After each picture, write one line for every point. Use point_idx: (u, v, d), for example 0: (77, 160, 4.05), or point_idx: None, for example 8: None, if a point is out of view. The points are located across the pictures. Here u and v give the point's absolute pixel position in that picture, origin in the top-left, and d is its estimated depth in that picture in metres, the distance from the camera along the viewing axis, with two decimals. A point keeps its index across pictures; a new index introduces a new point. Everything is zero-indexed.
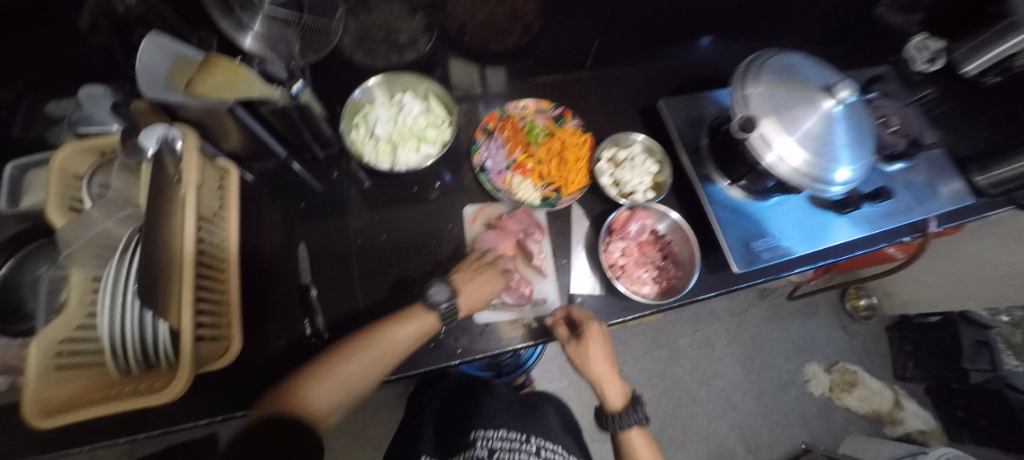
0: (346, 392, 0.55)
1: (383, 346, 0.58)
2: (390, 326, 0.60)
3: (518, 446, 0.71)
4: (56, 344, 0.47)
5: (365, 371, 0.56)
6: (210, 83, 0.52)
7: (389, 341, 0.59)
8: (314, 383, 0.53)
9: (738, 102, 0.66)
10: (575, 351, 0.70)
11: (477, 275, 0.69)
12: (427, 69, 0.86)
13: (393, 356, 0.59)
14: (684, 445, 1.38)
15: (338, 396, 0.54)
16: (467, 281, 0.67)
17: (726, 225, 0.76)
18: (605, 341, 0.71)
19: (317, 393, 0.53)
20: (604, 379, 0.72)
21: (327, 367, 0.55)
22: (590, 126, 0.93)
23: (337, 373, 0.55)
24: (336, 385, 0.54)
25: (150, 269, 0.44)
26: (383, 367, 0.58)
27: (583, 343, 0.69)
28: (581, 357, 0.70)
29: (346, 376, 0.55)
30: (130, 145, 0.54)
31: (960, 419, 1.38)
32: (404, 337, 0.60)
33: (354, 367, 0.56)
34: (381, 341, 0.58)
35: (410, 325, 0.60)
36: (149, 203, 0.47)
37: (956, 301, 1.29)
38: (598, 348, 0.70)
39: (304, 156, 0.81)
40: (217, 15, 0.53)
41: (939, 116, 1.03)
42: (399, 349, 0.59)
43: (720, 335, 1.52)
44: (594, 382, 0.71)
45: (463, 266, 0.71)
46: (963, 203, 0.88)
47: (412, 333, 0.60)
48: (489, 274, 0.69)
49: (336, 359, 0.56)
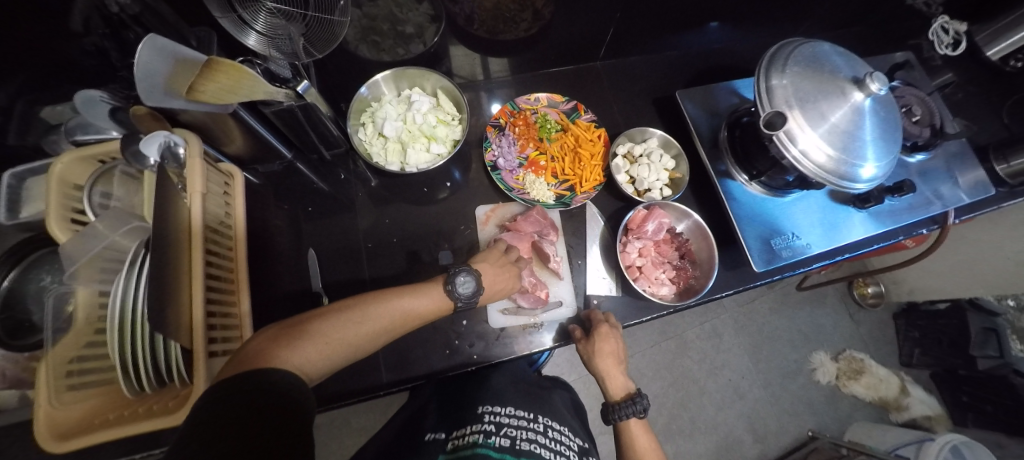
0: (342, 354, 0.48)
1: (391, 312, 0.54)
2: (399, 294, 0.57)
3: (526, 424, 0.59)
4: (65, 363, 0.47)
5: (368, 331, 0.51)
6: (213, 88, 0.48)
7: (397, 309, 0.55)
8: (311, 337, 0.46)
9: (762, 95, 0.63)
10: (585, 345, 0.69)
11: (500, 273, 0.68)
12: (433, 62, 0.83)
13: (401, 326, 0.56)
14: (692, 435, 1.40)
15: (331, 355, 0.47)
16: (491, 276, 0.66)
17: (745, 222, 0.74)
18: (618, 342, 0.69)
19: (313, 348, 0.45)
20: (608, 371, 0.69)
21: (329, 320, 0.49)
22: (603, 120, 0.91)
23: (339, 330, 0.49)
24: (336, 344, 0.48)
25: (159, 287, 0.43)
26: (382, 333, 0.53)
27: (594, 339, 0.68)
28: (590, 356, 0.68)
29: (347, 336, 0.49)
30: (130, 154, 0.52)
31: (965, 404, 1.39)
32: (414, 311, 0.57)
33: (355, 327, 0.50)
34: (388, 307, 0.54)
35: (420, 298, 0.58)
36: (154, 219, 0.45)
37: (965, 289, 1.28)
38: (611, 347, 0.68)
39: (310, 158, 0.81)
40: (217, 13, 0.51)
41: (958, 102, 1.00)
42: (408, 320, 0.56)
43: (727, 325, 1.52)
44: (601, 377, 0.69)
45: (484, 255, 0.70)
46: (986, 192, 0.84)
47: (424, 304, 0.58)
48: (510, 273, 0.69)
49: (339, 315, 0.50)
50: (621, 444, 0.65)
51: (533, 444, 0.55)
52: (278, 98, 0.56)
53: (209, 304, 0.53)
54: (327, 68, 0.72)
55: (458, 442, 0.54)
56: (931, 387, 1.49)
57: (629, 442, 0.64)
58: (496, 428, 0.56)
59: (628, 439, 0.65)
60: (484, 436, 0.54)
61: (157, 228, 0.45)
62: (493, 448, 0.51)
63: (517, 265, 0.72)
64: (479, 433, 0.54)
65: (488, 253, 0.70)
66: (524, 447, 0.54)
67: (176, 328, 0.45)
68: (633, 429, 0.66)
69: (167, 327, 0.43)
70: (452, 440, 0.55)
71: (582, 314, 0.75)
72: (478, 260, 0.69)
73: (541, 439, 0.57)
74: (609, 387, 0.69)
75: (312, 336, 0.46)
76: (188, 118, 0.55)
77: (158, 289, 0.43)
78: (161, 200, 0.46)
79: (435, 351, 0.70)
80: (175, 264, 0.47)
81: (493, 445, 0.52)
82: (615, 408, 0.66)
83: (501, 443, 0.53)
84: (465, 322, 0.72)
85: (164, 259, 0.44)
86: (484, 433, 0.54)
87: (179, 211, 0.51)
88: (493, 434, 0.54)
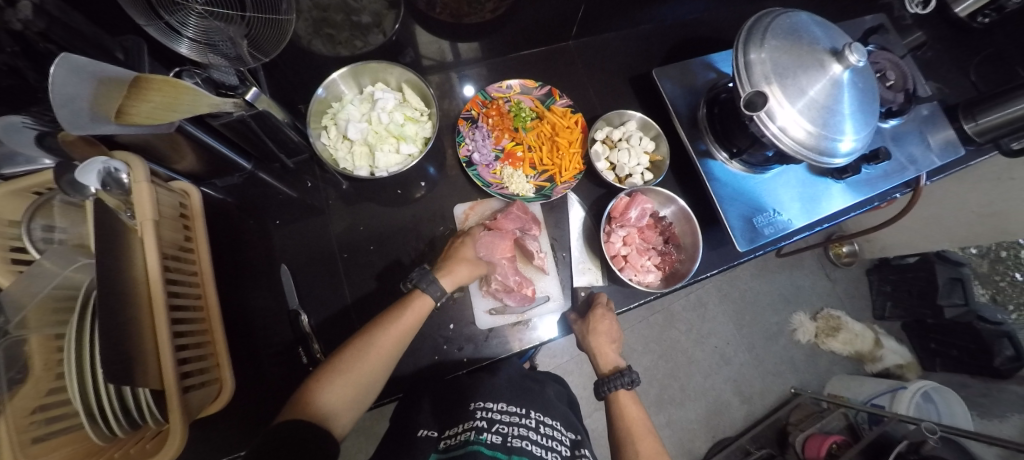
0: (353, 394, 0.55)
1: (394, 335, 0.59)
2: (387, 315, 0.60)
3: (518, 420, 0.58)
4: (28, 414, 0.39)
5: (372, 360, 0.57)
6: (146, 107, 0.44)
7: (389, 335, 0.59)
8: (329, 382, 0.54)
9: (741, 70, 0.61)
10: (579, 324, 0.71)
11: (459, 258, 0.69)
12: (397, 51, 0.78)
13: (397, 345, 0.59)
14: (683, 402, 1.46)
15: (350, 399, 0.54)
16: (450, 261, 0.68)
17: (726, 202, 0.74)
18: (612, 321, 0.70)
19: (331, 394, 0.53)
20: (601, 349, 0.69)
21: (337, 359, 0.56)
22: (580, 105, 0.88)
23: (349, 366, 0.55)
24: (350, 382, 0.55)
25: (111, 335, 0.39)
26: (386, 364, 0.58)
27: (589, 320, 0.70)
28: (583, 331, 0.70)
29: (357, 371, 0.55)
30: (67, 183, 0.46)
31: (931, 349, 1.50)
32: (405, 327, 0.60)
33: (367, 357, 0.56)
34: (381, 329, 0.59)
35: (405, 312, 0.61)
36: (100, 258, 0.41)
37: (931, 242, 1.33)
38: (606, 327, 0.69)
39: (272, 166, 0.76)
40: (140, 20, 0.45)
41: (928, 62, 1.00)
42: (401, 336, 0.59)
43: (712, 294, 1.56)
44: (592, 353, 0.70)
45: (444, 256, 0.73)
46: (955, 153, 0.86)
47: (410, 319, 0.61)
48: (465, 247, 0.70)
49: (345, 350, 0.57)
50: (615, 424, 0.65)
51: (525, 441, 0.54)
52: (226, 108, 0.53)
53: (178, 338, 0.50)
54: (277, 67, 0.67)
55: (450, 441, 0.54)
56: (901, 336, 1.58)
57: (619, 413, 0.65)
58: (488, 424, 0.55)
59: (622, 420, 0.65)
60: (476, 432, 0.53)
61: (103, 277, 0.41)
62: (485, 445, 0.51)
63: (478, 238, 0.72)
64: (471, 430, 0.54)
65: (457, 246, 0.71)
66: (516, 444, 0.53)
67: (143, 375, 0.43)
68: (622, 399, 0.67)
69: (134, 377, 0.41)
70: (444, 439, 0.55)
71: (577, 300, 0.75)
72: (452, 258, 0.69)
73: (533, 435, 0.56)
74: (600, 362, 0.71)
75: (330, 383, 0.54)
76: (126, 138, 0.50)
77: (116, 337, 0.40)
78: (104, 242, 0.42)
79: (425, 357, 0.69)
80: (132, 307, 0.44)
81: (485, 443, 0.52)
82: (605, 381, 0.67)
83: (493, 440, 0.53)
84: (452, 325, 0.71)
85: (116, 307, 0.41)
86: (476, 430, 0.54)
87: (131, 251, 0.46)
88: (485, 431, 0.54)
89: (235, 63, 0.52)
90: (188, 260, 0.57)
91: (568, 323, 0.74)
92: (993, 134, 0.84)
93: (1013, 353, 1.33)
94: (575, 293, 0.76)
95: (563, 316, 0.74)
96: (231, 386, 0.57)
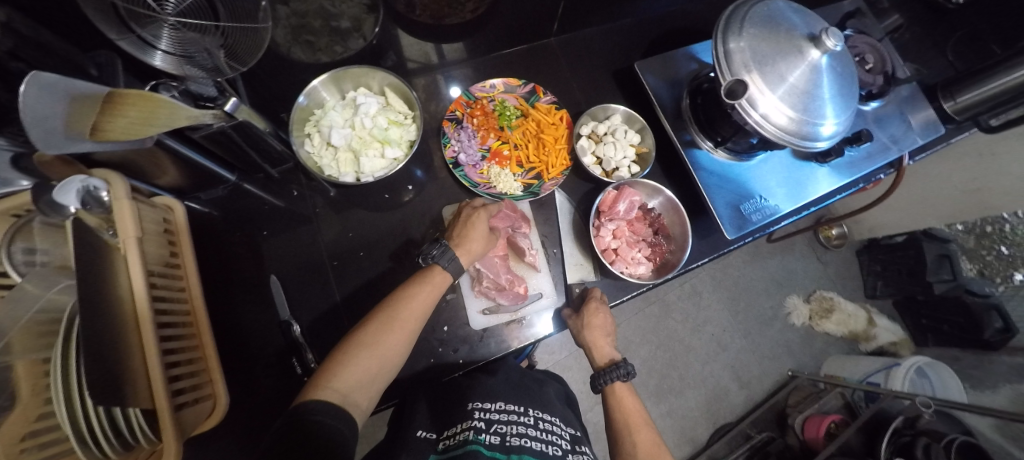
0: (371, 374, 0.55)
1: (415, 312, 0.60)
2: (410, 289, 0.61)
3: (516, 418, 0.58)
4: (17, 442, 0.38)
5: (397, 335, 0.57)
6: (123, 123, 0.43)
7: (409, 310, 0.59)
8: (354, 356, 0.54)
9: (721, 59, 0.62)
10: (574, 321, 0.72)
11: (473, 229, 0.69)
12: (379, 54, 0.77)
13: (417, 318, 0.60)
14: (683, 391, 1.47)
15: (375, 373, 0.55)
16: (462, 233, 0.69)
17: (713, 190, 0.75)
18: (604, 316, 0.71)
19: (359, 368, 0.54)
20: (595, 343, 0.70)
21: (364, 333, 0.57)
22: (564, 100, 0.89)
23: (374, 340, 0.56)
24: (374, 356, 0.55)
25: (100, 360, 0.39)
26: (407, 340, 0.59)
27: (584, 314, 0.71)
28: (579, 324, 0.71)
29: (381, 346, 0.56)
30: (45, 204, 0.44)
31: (923, 325, 1.53)
32: (425, 297, 0.62)
33: (390, 330, 0.57)
34: (401, 301, 0.60)
35: (421, 284, 0.62)
36: (83, 280, 0.40)
37: (919, 221, 1.35)
38: (600, 321, 0.71)
39: (256, 176, 0.75)
40: (112, 34, 0.44)
41: (906, 44, 1.02)
42: (419, 307, 0.60)
43: (706, 283, 1.58)
44: (588, 348, 0.71)
45: (452, 226, 0.72)
46: (936, 132, 0.87)
47: (426, 290, 0.62)
48: (477, 216, 0.70)
49: (370, 325, 0.57)
50: (612, 415, 0.66)
51: (524, 438, 0.55)
52: (205, 120, 0.53)
53: (168, 356, 0.49)
54: (256, 77, 0.66)
55: (450, 442, 0.54)
56: (894, 314, 1.60)
57: (617, 405, 0.66)
58: (485, 425, 0.55)
59: (619, 409, 0.65)
60: (474, 433, 0.53)
61: (86, 299, 0.40)
62: (484, 445, 0.51)
63: (489, 207, 0.72)
64: (469, 431, 0.54)
65: (469, 218, 0.70)
66: (515, 442, 0.53)
67: (133, 397, 0.42)
68: (619, 392, 0.67)
69: (123, 399, 0.40)
70: (444, 439, 0.56)
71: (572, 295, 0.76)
72: (469, 230, 0.69)
73: (531, 432, 0.57)
74: (594, 356, 0.71)
75: (356, 359, 0.54)
76: (104, 156, 0.49)
77: (103, 360, 0.39)
78: (87, 265, 0.41)
79: (421, 361, 0.69)
80: (118, 328, 0.43)
81: (484, 443, 0.52)
82: (601, 373, 0.67)
83: (491, 440, 0.53)
84: (447, 328, 0.72)
85: (103, 328, 0.41)
86: (474, 430, 0.54)
87: (115, 272, 0.46)
88: (484, 431, 0.54)
89: (213, 74, 0.52)
90: (175, 276, 0.57)
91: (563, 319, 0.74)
92: (973, 111, 0.84)
93: (1002, 325, 1.36)
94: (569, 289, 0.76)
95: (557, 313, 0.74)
96: (224, 401, 0.57)
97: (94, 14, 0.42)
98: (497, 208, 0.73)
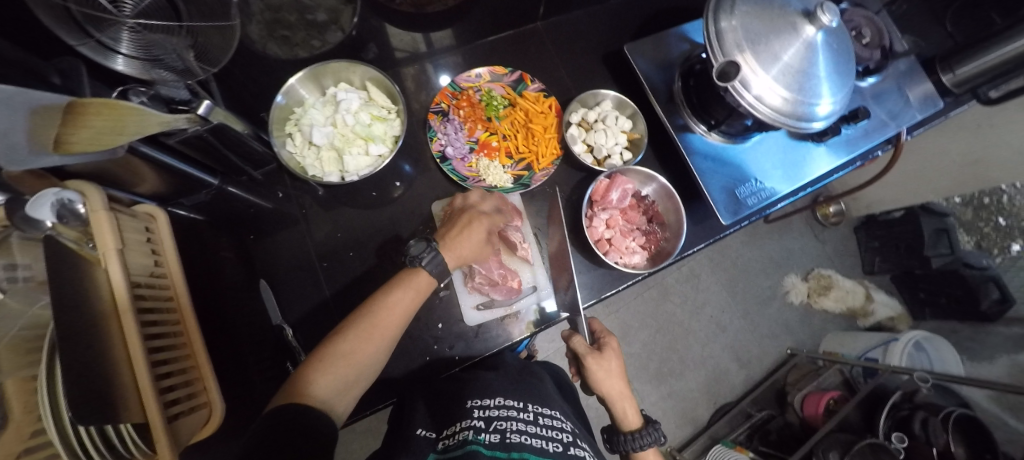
0: (345, 381, 0.54)
1: (393, 317, 0.59)
2: (387, 293, 0.60)
3: (515, 414, 0.56)
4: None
5: (375, 343, 0.57)
6: (87, 134, 0.41)
7: (387, 315, 0.59)
8: (328, 366, 0.53)
9: (712, 39, 0.59)
10: (596, 364, 0.66)
11: (466, 233, 0.67)
12: (359, 46, 0.74)
13: (396, 324, 0.59)
14: (683, 373, 1.49)
15: (351, 380, 0.55)
16: (454, 235, 0.66)
17: (707, 175, 0.73)
18: (623, 365, 0.68)
19: (330, 375, 0.53)
20: (619, 397, 0.66)
21: (343, 343, 0.55)
22: (553, 88, 0.87)
23: (349, 349, 0.55)
24: (347, 365, 0.54)
25: (83, 378, 0.38)
26: (386, 345, 0.58)
27: (606, 361, 0.66)
28: (601, 375, 0.66)
29: (354, 355, 0.55)
30: (20, 218, 0.42)
31: (921, 299, 1.54)
32: (407, 302, 0.61)
33: (368, 337, 0.57)
34: (381, 308, 0.59)
35: (400, 288, 0.61)
36: (61, 298, 0.39)
37: (917, 195, 1.33)
38: (617, 368, 0.67)
39: (239, 180, 0.75)
40: (71, 41, 0.41)
41: (904, 14, 0.99)
42: (401, 314, 0.60)
43: (704, 266, 1.57)
44: (612, 403, 0.66)
45: (447, 222, 0.70)
46: (935, 106, 0.84)
47: (409, 295, 0.61)
48: (477, 221, 0.67)
49: (349, 334, 0.56)
50: None
51: (524, 435, 0.52)
52: (179, 125, 0.50)
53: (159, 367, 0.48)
54: (231, 76, 0.63)
55: (450, 441, 0.52)
56: (891, 289, 1.61)
57: None
58: (485, 424, 0.53)
59: None
60: (473, 433, 0.51)
61: (61, 315, 0.38)
62: (484, 445, 0.49)
63: (495, 213, 0.69)
64: (468, 430, 0.52)
65: (464, 222, 0.67)
66: (515, 440, 0.50)
67: (122, 412, 0.41)
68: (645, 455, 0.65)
69: (111, 417, 0.39)
70: (442, 439, 0.54)
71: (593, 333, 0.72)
72: (461, 234, 0.66)
73: (530, 428, 0.54)
74: (618, 416, 0.66)
75: (331, 367, 0.53)
76: (77, 166, 0.47)
77: (86, 379, 0.38)
78: (62, 283, 0.40)
79: (415, 359, 0.69)
80: (104, 343, 0.42)
81: (484, 443, 0.49)
82: (632, 439, 0.63)
83: (490, 439, 0.50)
84: (441, 324, 0.71)
85: (85, 344, 0.39)
86: (473, 430, 0.52)
87: (97, 286, 0.44)
88: (482, 431, 0.52)
89: (184, 75, 0.50)
90: (162, 286, 0.54)
91: (577, 355, 0.67)
92: (972, 83, 0.82)
93: (999, 296, 1.36)
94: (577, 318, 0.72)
95: (569, 342, 0.67)
96: (221, 411, 0.55)
97: (49, 20, 0.39)
98: (505, 219, 0.71)
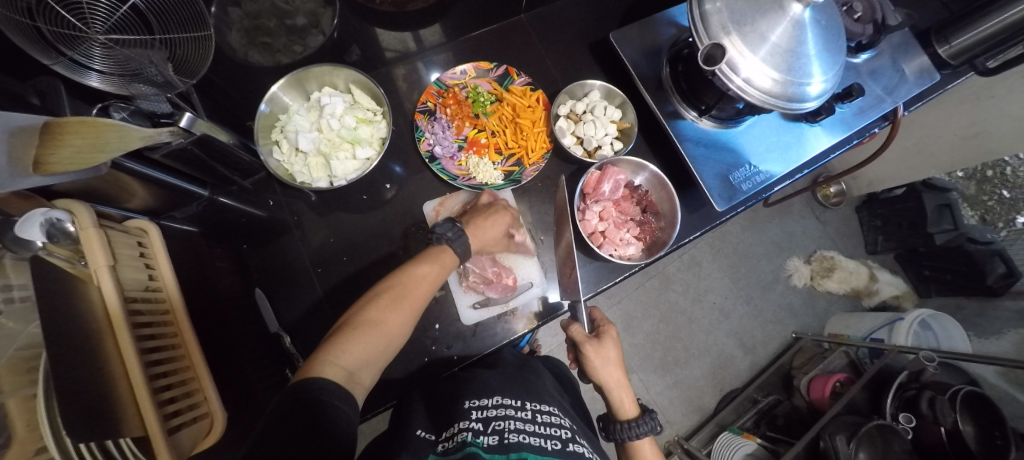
0: (372, 355, 0.54)
1: (416, 293, 0.61)
2: (412, 267, 0.63)
3: (513, 413, 0.56)
4: None
5: (398, 311, 0.58)
6: (67, 154, 0.41)
7: (414, 280, 0.61)
8: (354, 336, 0.53)
9: (698, 22, 0.58)
10: (594, 352, 0.65)
11: (493, 221, 0.70)
12: (342, 49, 0.74)
13: (420, 299, 0.61)
14: (687, 361, 1.48)
15: (382, 349, 0.55)
16: (480, 221, 0.70)
17: (699, 162, 0.73)
18: (621, 353, 0.68)
19: (363, 344, 0.53)
20: (616, 386, 0.65)
21: (364, 314, 0.56)
22: (541, 80, 0.86)
23: (381, 316, 0.57)
24: (382, 334, 0.56)
25: (74, 399, 0.37)
26: (412, 315, 0.60)
27: (601, 346, 0.66)
28: (602, 362, 0.65)
29: (387, 324, 0.57)
30: (10, 240, 0.42)
31: (926, 277, 1.52)
32: (433, 277, 0.63)
33: (398, 304, 0.59)
34: (409, 279, 0.61)
35: (428, 262, 0.64)
36: (51, 315, 0.39)
37: (919, 170, 1.31)
38: (614, 354, 0.66)
39: (229, 189, 0.75)
40: (44, 60, 0.41)
41: None
42: (429, 283, 0.62)
43: (705, 252, 1.56)
44: (610, 393, 0.66)
45: (472, 212, 0.73)
46: (931, 80, 0.83)
47: (435, 269, 0.63)
48: (501, 215, 0.71)
49: (380, 300, 0.58)
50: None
51: (522, 434, 0.51)
52: (162, 138, 0.50)
53: (158, 378, 0.48)
54: (214, 85, 0.63)
55: (449, 443, 0.51)
56: (895, 267, 1.59)
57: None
58: (483, 426, 0.52)
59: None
60: (472, 434, 0.50)
61: (53, 332, 0.38)
62: (482, 447, 0.48)
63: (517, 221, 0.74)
64: (467, 432, 0.51)
65: (488, 213, 0.71)
66: (513, 439, 0.49)
67: (122, 424, 0.41)
68: (640, 446, 0.64)
69: (110, 431, 0.39)
70: (442, 441, 0.53)
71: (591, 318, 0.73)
72: (486, 222, 0.70)
73: (528, 427, 0.53)
74: (616, 406, 0.66)
75: (360, 337, 0.53)
76: (62, 186, 0.47)
77: (81, 394, 0.38)
78: (52, 301, 0.39)
79: (415, 360, 0.70)
80: (98, 361, 0.41)
81: (482, 445, 0.48)
82: (626, 428, 0.63)
83: (490, 441, 0.49)
84: (437, 325, 0.72)
85: (76, 358, 0.39)
86: (471, 432, 0.51)
87: (89, 301, 0.44)
88: (481, 433, 0.51)
89: (164, 88, 0.50)
90: (157, 299, 0.53)
91: (575, 343, 0.67)
92: (968, 55, 0.81)
93: (1005, 271, 1.33)
94: (577, 305, 0.72)
95: (567, 330, 0.67)
96: (224, 420, 0.55)
97: (19, 40, 0.38)
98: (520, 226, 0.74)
